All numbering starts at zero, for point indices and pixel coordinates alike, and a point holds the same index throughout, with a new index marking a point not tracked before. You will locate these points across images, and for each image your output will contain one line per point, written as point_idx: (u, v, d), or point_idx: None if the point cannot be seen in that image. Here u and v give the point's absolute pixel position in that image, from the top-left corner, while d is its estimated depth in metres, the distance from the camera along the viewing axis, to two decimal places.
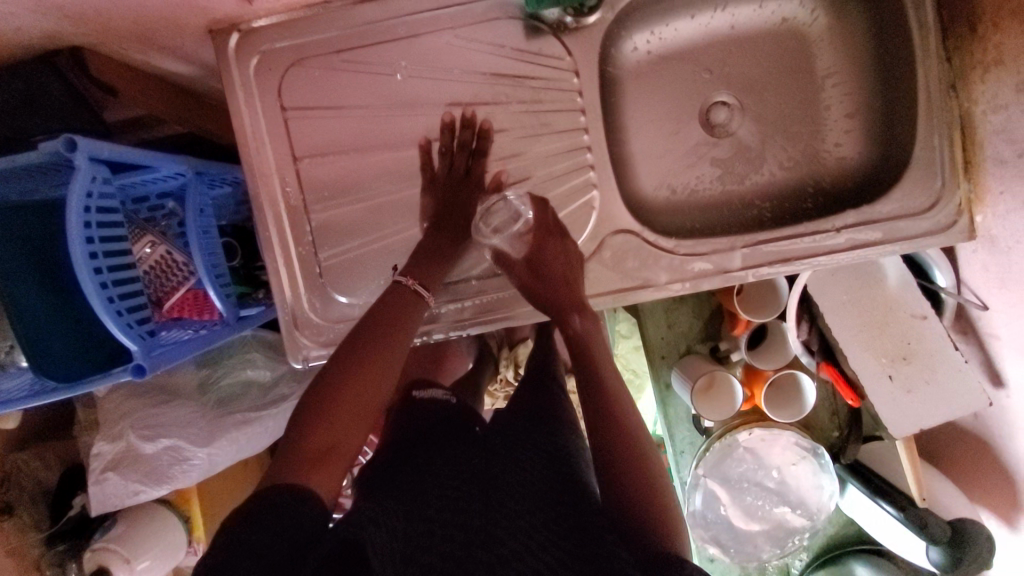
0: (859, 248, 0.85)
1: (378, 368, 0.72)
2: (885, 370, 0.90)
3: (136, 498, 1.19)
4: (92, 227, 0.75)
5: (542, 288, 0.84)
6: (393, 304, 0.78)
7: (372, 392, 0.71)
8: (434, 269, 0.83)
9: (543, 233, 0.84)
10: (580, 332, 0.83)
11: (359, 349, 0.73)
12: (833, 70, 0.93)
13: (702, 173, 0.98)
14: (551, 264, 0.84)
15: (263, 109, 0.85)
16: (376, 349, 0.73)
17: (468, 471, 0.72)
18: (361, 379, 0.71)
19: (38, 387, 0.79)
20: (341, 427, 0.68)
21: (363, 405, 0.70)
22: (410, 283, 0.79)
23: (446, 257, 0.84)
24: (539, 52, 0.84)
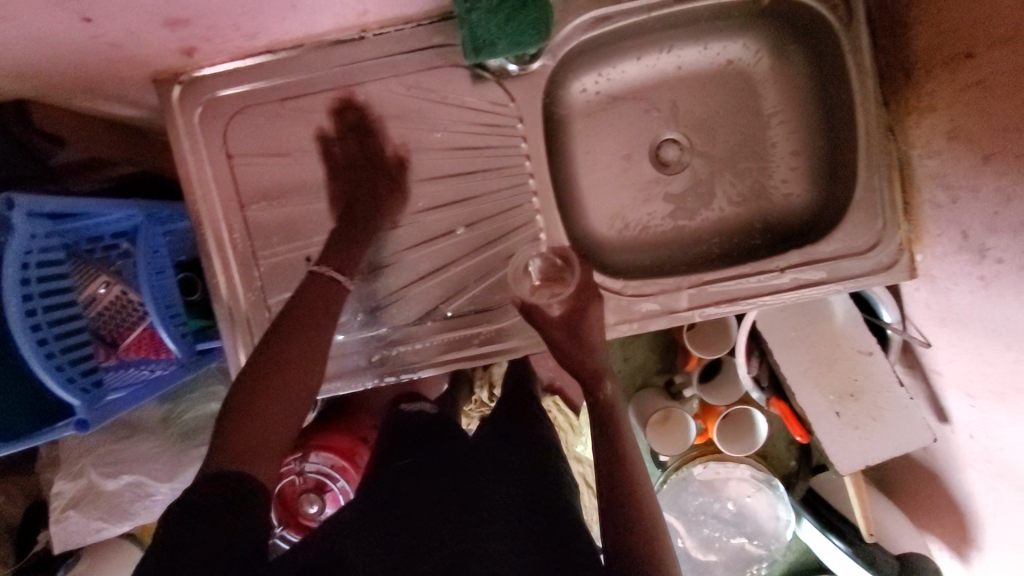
0: (802, 288, 0.87)
1: (305, 354, 0.71)
2: (832, 407, 0.91)
3: (98, 535, 1.17)
4: (30, 283, 0.75)
5: (572, 351, 0.80)
6: (310, 295, 0.76)
7: (302, 389, 0.70)
8: (349, 255, 0.80)
9: (582, 292, 0.83)
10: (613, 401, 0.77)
11: (284, 341, 0.71)
12: (779, 109, 0.95)
13: (653, 210, 0.99)
14: (590, 329, 0.81)
15: (209, 157, 0.85)
16: (300, 342, 0.72)
17: (448, 481, 0.71)
18: (291, 369, 0.70)
19: None
20: (268, 424, 0.65)
21: (294, 392, 0.69)
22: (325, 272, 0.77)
23: (361, 242, 0.81)
24: (483, 99, 0.85)
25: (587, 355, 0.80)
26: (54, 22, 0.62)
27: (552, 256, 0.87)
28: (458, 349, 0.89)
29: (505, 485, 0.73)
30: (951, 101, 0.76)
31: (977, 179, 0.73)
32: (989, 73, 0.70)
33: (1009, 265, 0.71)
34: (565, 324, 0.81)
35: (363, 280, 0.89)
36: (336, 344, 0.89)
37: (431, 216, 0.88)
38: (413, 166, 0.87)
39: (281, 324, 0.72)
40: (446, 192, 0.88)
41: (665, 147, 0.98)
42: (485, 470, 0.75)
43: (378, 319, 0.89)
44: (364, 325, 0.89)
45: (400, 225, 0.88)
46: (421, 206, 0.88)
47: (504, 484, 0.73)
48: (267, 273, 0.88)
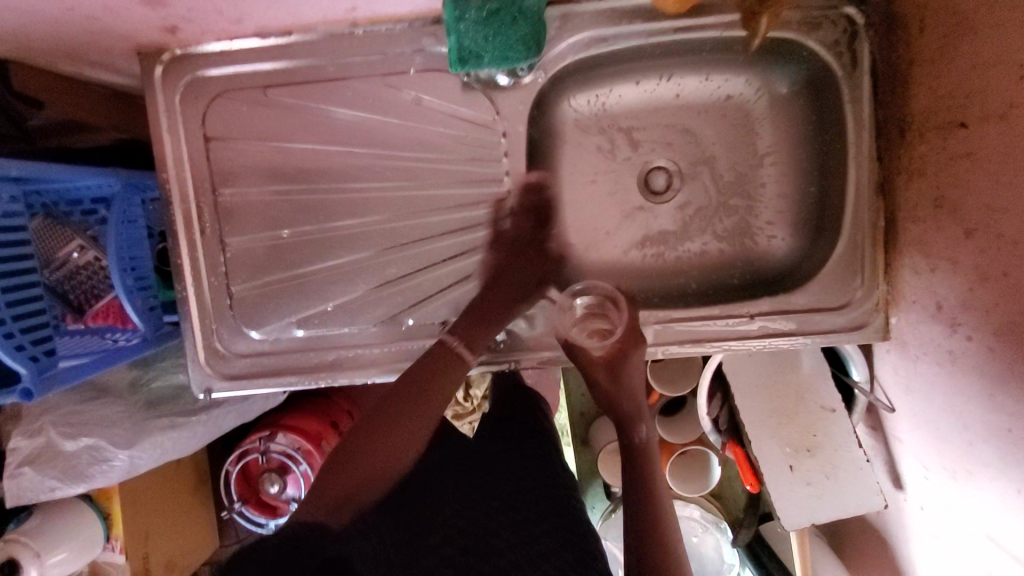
0: (769, 337, 0.85)
1: (423, 408, 0.76)
2: (787, 460, 0.89)
3: (52, 495, 1.18)
4: None
5: (611, 392, 0.80)
6: (433, 364, 0.80)
7: (402, 442, 0.73)
8: (479, 327, 0.83)
9: (627, 338, 0.83)
10: (647, 443, 0.76)
11: (404, 396, 0.76)
12: (773, 150, 0.93)
13: (635, 236, 0.97)
14: (631, 374, 0.80)
15: (186, 137, 0.84)
16: (424, 407, 0.76)
17: (465, 480, 0.76)
18: (410, 425, 0.75)
19: None
20: (380, 447, 0.73)
21: (407, 435, 0.74)
22: (454, 343, 0.81)
23: (491, 317, 0.84)
24: (470, 107, 0.83)
25: (625, 398, 0.78)
26: None
27: (603, 293, 0.89)
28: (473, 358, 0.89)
29: (520, 487, 0.78)
30: (940, 167, 0.74)
31: (956, 253, 0.72)
32: (979, 147, 0.68)
33: (976, 344, 0.69)
34: (605, 364, 0.81)
35: (331, 279, 0.88)
36: (296, 338, 0.89)
37: (405, 222, 0.87)
38: (390, 169, 0.85)
39: (401, 385, 0.78)
40: (419, 201, 0.86)
41: (655, 177, 0.97)
42: (497, 473, 0.79)
43: (340, 319, 0.88)
44: (331, 323, 0.88)
45: (373, 228, 0.87)
46: (397, 211, 0.86)
47: (519, 485, 0.78)
48: (235, 261, 0.87)
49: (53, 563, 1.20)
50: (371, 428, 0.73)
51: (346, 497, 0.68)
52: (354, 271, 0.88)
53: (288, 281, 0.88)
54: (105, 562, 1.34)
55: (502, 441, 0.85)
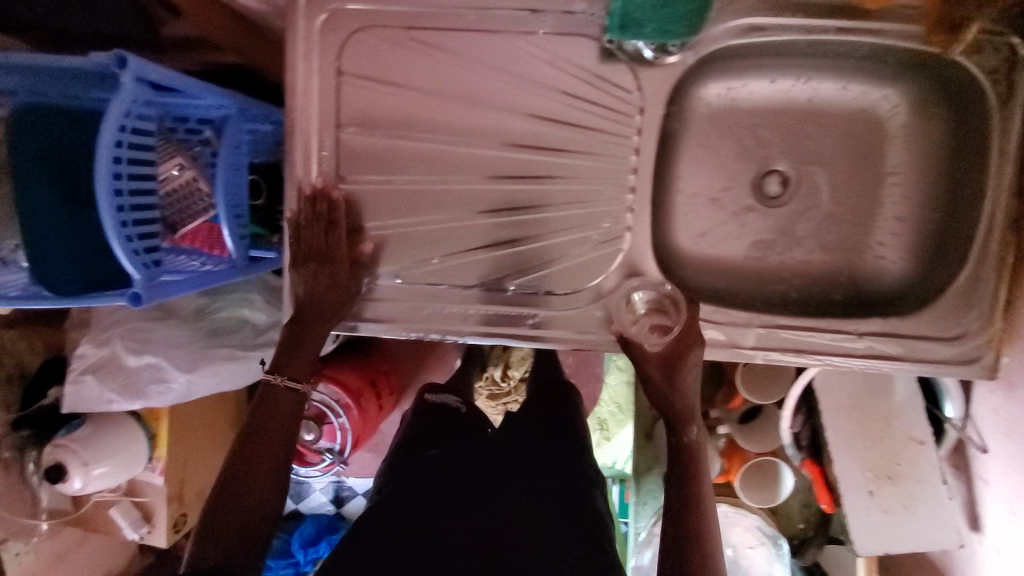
0: (875, 358, 0.83)
1: (267, 457, 0.77)
2: (867, 486, 0.88)
3: (108, 407, 1.20)
4: (122, 146, 0.74)
5: (665, 392, 0.78)
6: (265, 413, 0.80)
7: (265, 489, 0.75)
8: (298, 354, 0.82)
9: (683, 336, 0.80)
10: (696, 443, 0.75)
11: (256, 447, 0.77)
12: (900, 170, 0.92)
13: (739, 237, 0.95)
14: (690, 372, 0.79)
15: (319, 68, 0.83)
16: (267, 453, 0.77)
17: (474, 484, 0.74)
18: (272, 446, 0.78)
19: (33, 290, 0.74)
20: (246, 499, 0.74)
21: (265, 482, 0.76)
22: (279, 382, 0.80)
23: (297, 342, 0.82)
24: (609, 79, 0.82)
25: (677, 396, 0.77)
26: None
27: (663, 293, 0.85)
28: (566, 330, 0.87)
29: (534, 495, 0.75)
30: None
31: None
32: None
33: None
34: (662, 361, 0.79)
35: (437, 233, 0.87)
36: (395, 287, 0.88)
37: (520, 186, 0.85)
38: (516, 131, 0.84)
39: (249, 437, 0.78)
40: (539, 166, 0.85)
41: (770, 180, 0.95)
42: (511, 474, 0.77)
43: (442, 276, 0.88)
44: (432, 278, 0.88)
45: (488, 187, 0.86)
46: (514, 173, 0.85)
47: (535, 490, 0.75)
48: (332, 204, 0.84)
49: (97, 475, 1.22)
50: (239, 477, 0.75)
51: (231, 549, 0.70)
52: (464, 228, 0.87)
53: (395, 228, 0.87)
54: (143, 482, 1.36)
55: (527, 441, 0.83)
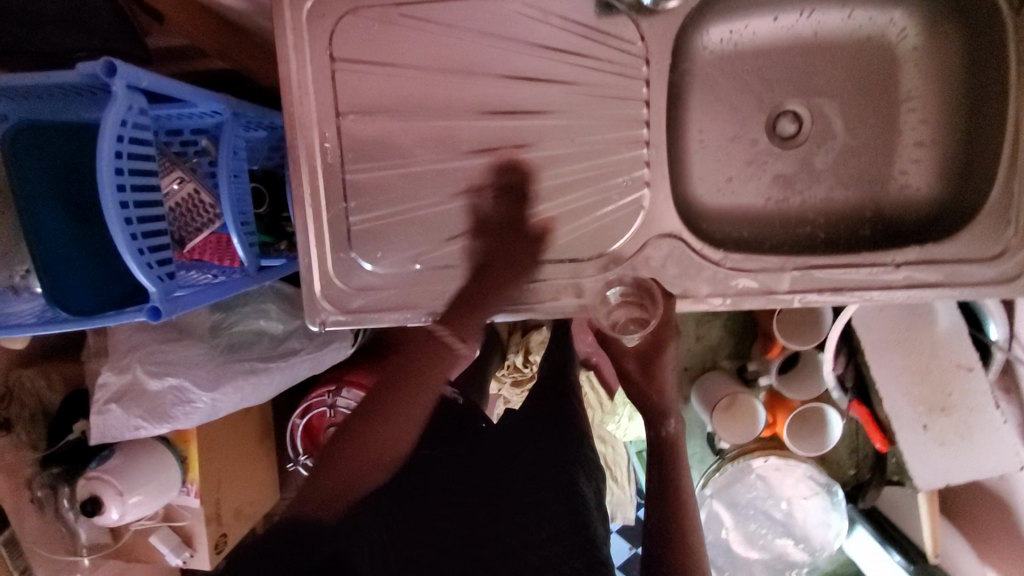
0: (915, 288, 0.81)
1: (393, 422, 0.76)
2: (920, 419, 0.87)
3: (135, 434, 1.19)
4: (123, 158, 0.72)
5: (642, 389, 0.82)
6: (418, 360, 0.80)
7: (387, 451, 0.76)
8: (468, 316, 0.81)
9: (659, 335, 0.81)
10: (673, 435, 0.82)
11: (373, 421, 0.75)
12: (915, 94, 0.89)
13: (759, 183, 0.93)
14: (665, 370, 0.81)
15: (311, 57, 0.81)
16: (388, 425, 0.76)
17: (469, 490, 0.84)
18: (382, 433, 0.75)
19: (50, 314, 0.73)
20: (356, 457, 0.74)
21: (380, 451, 0.75)
22: (441, 335, 0.80)
23: (477, 300, 0.82)
24: (610, 32, 0.79)
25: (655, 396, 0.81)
26: None
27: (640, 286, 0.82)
28: (597, 296, 0.83)
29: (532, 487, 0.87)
30: None
31: None
32: None
33: None
34: (640, 356, 0.81)
35: (450, 213, 0.85)
36: (414, 273, 0.86)
37: (530, 155, 0.83)
38: (520, 98, 0.82)
39: (391, 383, 0.78)
40: (548, 132, 0.82)
41: (784, 122, 0.93)
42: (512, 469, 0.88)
43: (463, 255, 0.85)
44: (450, 259, 0.85)
45: (498, 159, 0.83)
46: (523, 142, 0.83)
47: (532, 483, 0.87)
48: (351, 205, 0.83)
49: (133, 503, 1.21)
50: (348, 445, 0.74)
51: (320, 510, 0.73)
52: (479, 204, 0.84)
53: (407, 213, 0.85)
54: (179, 506, 1.35)
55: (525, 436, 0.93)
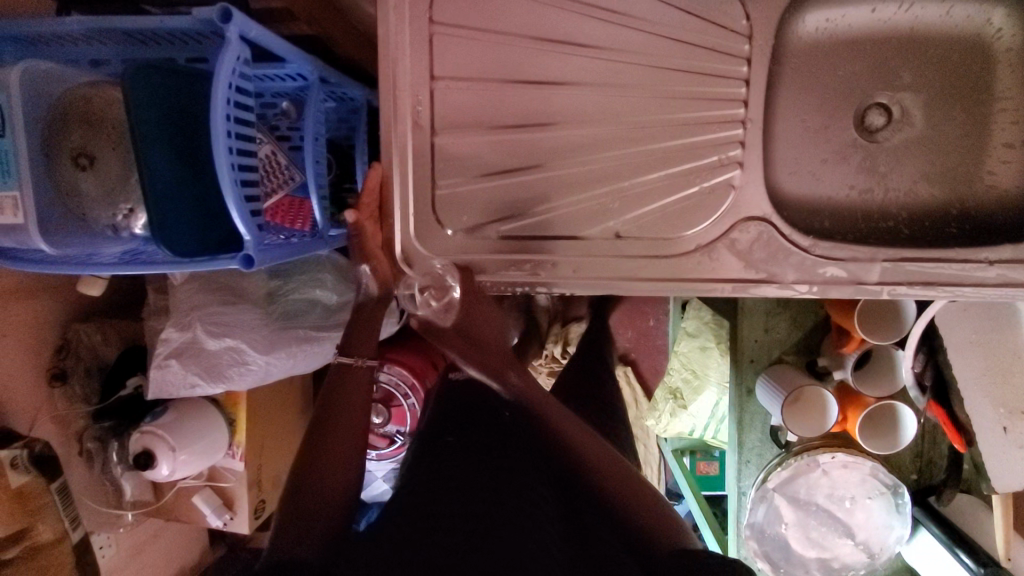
0: (1009, 286, 0.79)
1: (341, 433, 0.81)
2: (1000, 421, 0.85)
3: (190, 392, 1.21)
4: (230, 107, 0.74)
5: (473, 353, 0.87)
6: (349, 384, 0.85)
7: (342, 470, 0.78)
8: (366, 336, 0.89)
9: (469, 305, 0.84)
10: (523, 385, 0.85)
11: (328, 428, 0.81)
12: (1012, 93, 0.87)
13: (841, 174, 0.92)
14: (478, 331, 0.86)
15: (411, 20, 0.81)
16: (341, 428, 0.81)
17: (479, 479, 0.77)
18: (343, 437, 0.80)
19: (130, 258, 0.77)
20: (334, 460, 0.78)
21: (342, 456, 0.79)
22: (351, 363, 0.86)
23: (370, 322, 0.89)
24: (713, 9, 0.79)
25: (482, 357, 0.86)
26: None
27: (436, 277, 0.87)
28: (676, 275, 0.83)
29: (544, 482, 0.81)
30: None
31: None
32: None
33: None
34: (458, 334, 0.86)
35: (531, 184, 0.84)
36: (494, 243, 0.85)
37: (620, 129, 0.82)
38: (614, 72, 0.81)
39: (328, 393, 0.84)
40: (639, 108, 0.82)
41: (872, 114, 0.91)
42: (525, 464, 0.81)
43: (546, 228, 0.85)
44: (533, 231, 0.85)
45: (588, 133, 0.83)
46: (615, 115, 0.82)
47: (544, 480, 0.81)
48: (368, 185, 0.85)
49: (182, 461, 1.22)
50: (318, 455, 0.78)
51: (314, 513, 0.73)
52: (564, 177, 0.84)
53: (486, 181, 0.85)
54: (223, 469, 1.36)
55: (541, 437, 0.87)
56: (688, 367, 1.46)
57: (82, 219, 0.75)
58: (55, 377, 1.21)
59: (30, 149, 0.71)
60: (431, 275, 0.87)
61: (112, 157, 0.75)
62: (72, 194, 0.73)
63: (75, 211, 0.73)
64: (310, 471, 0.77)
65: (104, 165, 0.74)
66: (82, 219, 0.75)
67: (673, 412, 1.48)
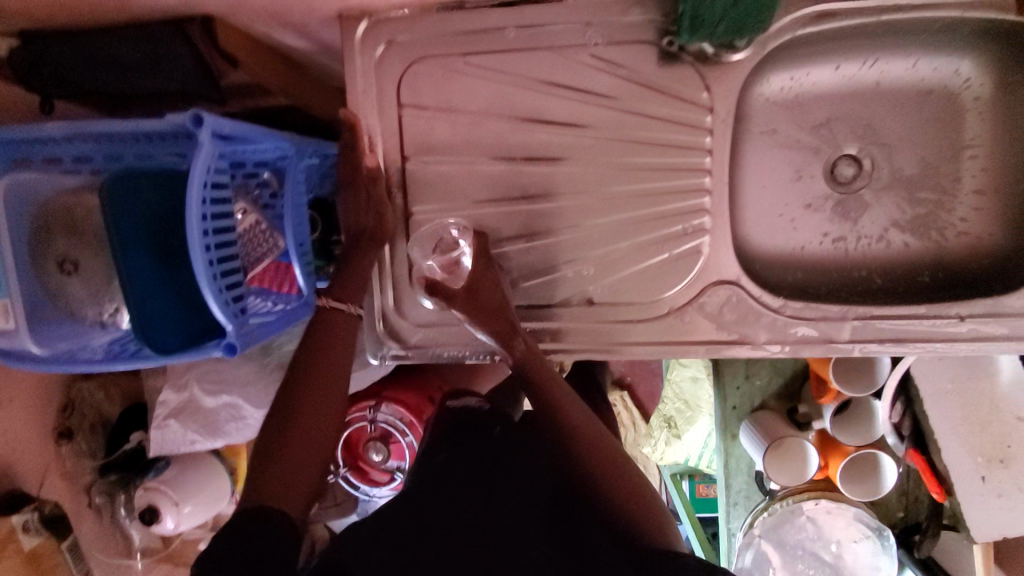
0: (980, 341, 0.80)
1: (313, 408, 0.78)
2: (978, 471, 0.88)
3: (191, 447, 1.25)
4: (206, 203, 0.76)
5: (475, 315, 0.80)
6: (327, 333, 0.83)
7: (308, 455, 0.76)
8: (354, 287, 0.84)
9: (481, 261, 0.82)
10: (525, 354, 0.80)
11: (301, 394, 0.78)
12: (977, 142, 0.88)
13: (812, 225, 0.93)
14: (489, 289, 0.81)
15: (379, 102, 0.84)
16: (313, 399, 0.79)
17: (467, 489, 0.77)
18: (318, 401, 0.79)
19: (118, 349, 0.81)
20: (300, 443, 0.76)
21: (315, 440, 0.77)
22: (325, 302, 0.82)
23: (359, 273, 0.84)
24: (673, 82, 0.80)
25: (490, 318, 0.80)
26: None
27: (445, 232, 0.85)
28: (652, 338, 0.85)
29: (532, 493, 0.78)
30: None
31: None
32: None
33: None
34: (467, 291, 0.80)
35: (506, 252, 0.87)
36: None
37: (586, 199, 0.84)
38: (580, 146, 0.83)
39: (308, 360, 0.81)
40: (606, 179, 0.83)
41: (841, 165, 0.92)
42: (514, 475, 0.80)
43: (520, 296, 0.87)
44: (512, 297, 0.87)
45: (557, 203, 0.84)
46: (582, 187, 0.84)
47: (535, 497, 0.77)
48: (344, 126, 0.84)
49: (187, 513, 1.26)
50: (288, 429, 0.76)
51: (281, 491, 0.72)
52: (536, 246, 0.86)
53: None
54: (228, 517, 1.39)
55: (530, 454, 0.84)
56: (681, 397, 1.49)
57: (70, 314, 0.79)
58: (63, 435, 1.23)
59: (17, 259, 0.74)
60: (439, 225, 0.86)
61: (97, 261, 0.80)
62: (59, 295, 0.78)
63: (60, 310, 0.78)
64: (276, 447, 0.75)
65: (89, 269, 0.80)
66: (69, 315, 0.79)
67: (668, 441, 1.50)
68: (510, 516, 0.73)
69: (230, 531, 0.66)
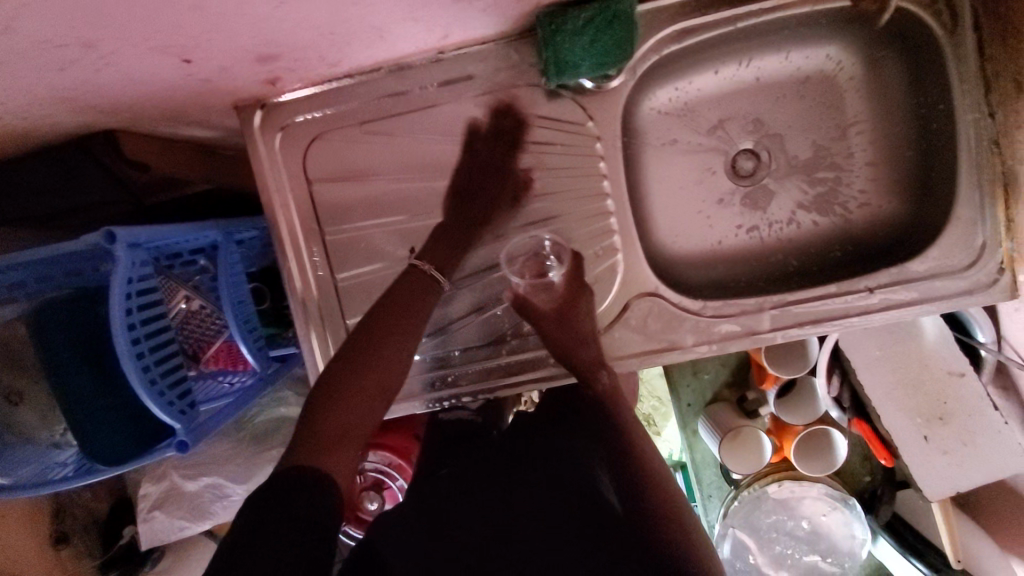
0: (892, 309, 0.84)
1: (378, 372, 0.76)
2: (920, 431, 0.90)
3: (181, 534, 1.23)
4: (134, 312, 0.79)
5: (567, 342, 0.84)
6: (402, 292, 0.80)
7: (361, 416, 0.73)
8: (443, 251, 0.83)
9: (574, 288, 0.85)
10: (608, 386, 0.83)
11: (367, 356, 0.76)
12: (859, 119, 0.92)
13: (726, 220, 0.96)
14: (585, 322, 0.85)
15: (287, 181, 0.87)
16: (382, 355, 0.76)
17: (488, 482, 0.75)
18: (380, 365, 0.76)
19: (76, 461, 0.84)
20: (349, 404, 0.73)
21: (372, 394, 0.75)
22: (422, 267, 0.81)
23: (453, 238, 0.84)
24: (559, 116, 0.84)
25: (581, 348, 0.84)
26: (156, 62, 0.67)
27: (541, 253, 0.87)
28: None
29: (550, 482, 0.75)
30: None
31: None
32: None
33: None
34: (556, 318, 0.85)
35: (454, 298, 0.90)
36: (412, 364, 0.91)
37: (502, 239, 0.88)
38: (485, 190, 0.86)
39: (374, 317, 0.78)
40: (519, 214, 0.87)
41: (740, 160, 0.96)
42: (534, 463, 0.77)
43: (455, 341, 0.90)
44: (449, 341, 0.90)
45: (476, 246, 0.88)
46: (495, 228, 0.87)
47: (560, 486, 0.73)
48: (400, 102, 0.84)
49: None
50: (350, 385, 0.74)
51: (329, 441, 0.70)
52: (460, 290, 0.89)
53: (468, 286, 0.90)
54: None
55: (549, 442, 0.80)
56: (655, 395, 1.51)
57: (26, 439, 0.83)
58: (59, 540, 1.19)
59: None
60: (531, 244, 0.88)
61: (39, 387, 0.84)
62: (12, 426, 0.83)
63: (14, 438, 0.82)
64: (331, 400, 0.73)
65: (34, 395, 0.83)
66: (27, 440, 0.83)
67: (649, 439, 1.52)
68: (535, 501, 0.72)
69: (269, 499, 0.62)
